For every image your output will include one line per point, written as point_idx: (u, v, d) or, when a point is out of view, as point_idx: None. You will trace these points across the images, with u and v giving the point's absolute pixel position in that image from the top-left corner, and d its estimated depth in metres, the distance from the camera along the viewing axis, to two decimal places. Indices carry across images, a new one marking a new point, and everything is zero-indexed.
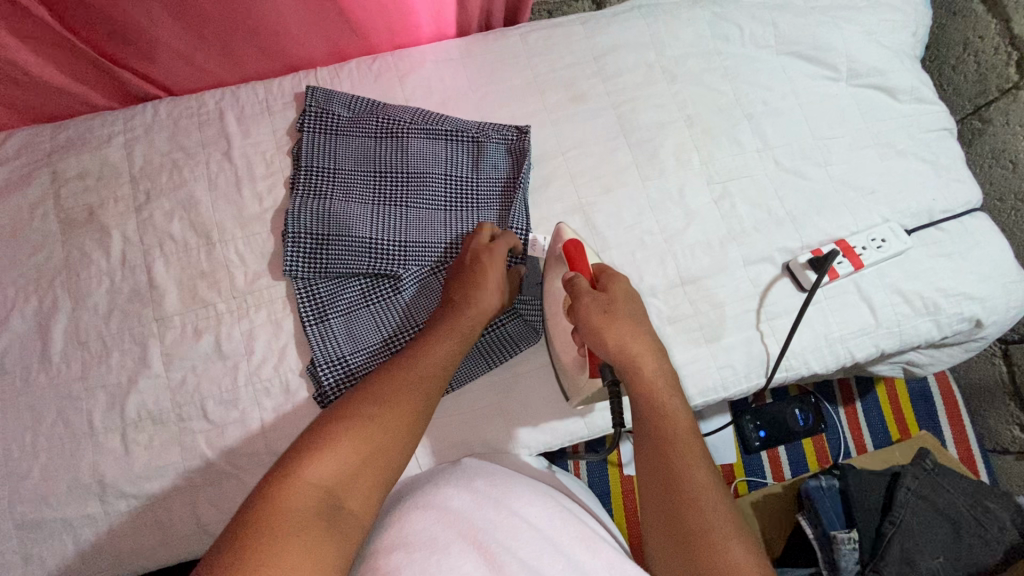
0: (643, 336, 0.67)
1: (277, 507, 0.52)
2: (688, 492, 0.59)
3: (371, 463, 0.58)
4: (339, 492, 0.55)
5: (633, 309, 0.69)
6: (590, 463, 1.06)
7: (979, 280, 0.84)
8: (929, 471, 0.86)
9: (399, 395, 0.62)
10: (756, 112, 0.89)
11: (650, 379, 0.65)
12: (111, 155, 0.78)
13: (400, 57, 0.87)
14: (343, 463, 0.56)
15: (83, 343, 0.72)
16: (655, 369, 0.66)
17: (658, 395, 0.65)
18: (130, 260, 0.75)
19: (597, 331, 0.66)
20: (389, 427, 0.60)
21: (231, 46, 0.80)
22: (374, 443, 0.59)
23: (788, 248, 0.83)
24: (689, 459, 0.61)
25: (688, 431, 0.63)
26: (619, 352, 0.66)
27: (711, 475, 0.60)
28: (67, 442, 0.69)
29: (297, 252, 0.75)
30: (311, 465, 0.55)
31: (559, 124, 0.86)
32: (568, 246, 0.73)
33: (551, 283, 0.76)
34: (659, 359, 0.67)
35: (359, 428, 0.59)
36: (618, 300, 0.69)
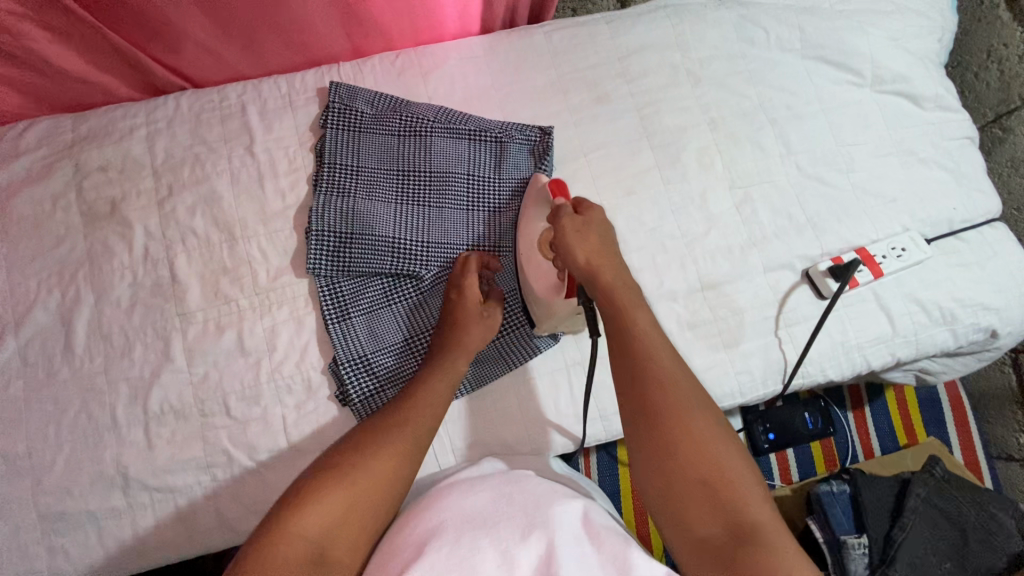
0: (613, 258, 0.65)
1: (270, 562, 0.53)
2: (653, 378, 0.59)
3: (361, 511, 0.59)
4: (326, 542, 0.56)
5: (606, 236, 0.66)
6: (601, 462, 1.07)
7: (996, 291, 0.84)
8: (940, 478, 0.87)
9: (392, 438, 0.63)
10: (780, 117, 0.88)
11: (638, 330, 0.62)
12: (133, 148, 0.78)
13: (424, 53, 0.87)
14: (332, 514, 0.57)
15: (105, 337, 0.73)
16: (617, 280, 0.64)
17: (648, 349, 0.61)
18: (152, 254, 0.75)
19: (568, 246, 0.64)
20: (380, 474, 0.60)
21: (255, 39, 0.79)
22: (366, 490, 0.59)
23: (809, 255, 0.83)
24: (650, 348, 0.61)
25: (650, 325, 0.63)
26: (585, 267, 0.64)
27: (675, 362, 0.61)
28: (90, 434, 0.70)
29: (321, 249, 0.75)
30: (301, 517, 0.56)
31: (581, 125, 0.86)
32: (551, 185, 0.71)
33: (532, 220, 0.73)
34: (644, 309, 0.63)
35: (352, 477, 0.59)
36: (589, 226, 0.65)
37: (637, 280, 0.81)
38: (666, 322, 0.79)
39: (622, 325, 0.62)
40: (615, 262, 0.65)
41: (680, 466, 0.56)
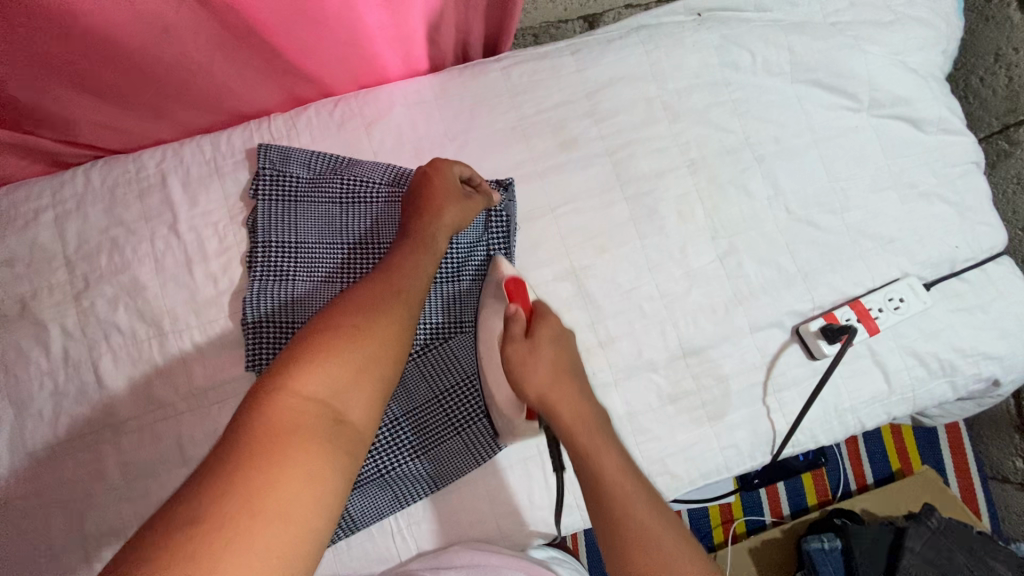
0: (569, 386, 0.61)
1: (274, 432, 0.44)
2: (563, 414, 0.59)
3: (371, 375, 0.50)
4: (341, 407, 0.48)
5: (560, 355, 0.63)
6: (589, 538, 0.98)
7: (1000, 337, 0.78)
8: (935, 530, 0.84)
9: (391, 301, 0.55)
10: (767, 153, 0.80)
11: (611, 480, 0.55)
12: (41, 236, 0.69)
13: (366, 100, 0.77)
14: (341, 378, 0.49)
15: (31, 455, 0.66)
16: (576, 413, 0.59)
17: (623, 500, 0.54)
18: (74, 358, 0.67)
19: (517, 377, 0.61)
20: (386, 335, 0.53)
21: (156, 103, 0.69)
22: (375, 353, 0.51)
23: (799, 311, 0.77)
24: (556, 386, 0.60)
25: (557, 356, 0.62)
26: (539, 401, 0.60)
27: (578, 394, 0.61)
28: (23, 563, 0.64)
29: (261, 344, 0.68)
30: (301, 379, 0.47)
31: (547, 177, 0.77)
32: (507, 283, 0.66)
33: (486, 318, 0.68)
34: (615, 451, 0.57)
35: (353, 341, 0.51)
36: (539, 343, 0.62)
37: (613, 350, 0.74)
38: (646, 396, 0.74)
39: (594, 478, 0.56)
40: (574, 385, 0.61)
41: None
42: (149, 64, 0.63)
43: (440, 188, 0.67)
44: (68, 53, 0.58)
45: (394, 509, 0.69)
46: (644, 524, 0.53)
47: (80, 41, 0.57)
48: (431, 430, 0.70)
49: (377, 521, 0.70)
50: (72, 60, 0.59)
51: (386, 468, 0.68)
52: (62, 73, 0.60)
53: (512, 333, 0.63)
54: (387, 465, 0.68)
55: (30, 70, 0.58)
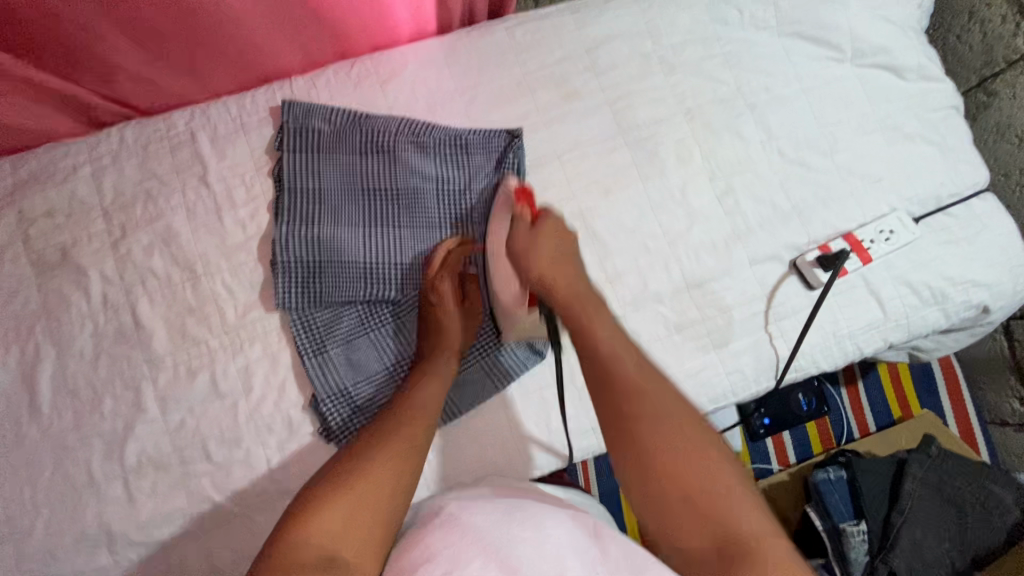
0: (569, 270, 0.68)
1: (279, 571, 0.50)
2: (564, 296, 0.66)
3: (365, 515, 0.55)
4: (335, 544, 0.53)
5: (563, 247, 0.69)
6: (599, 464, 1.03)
7: (986, 266, 0.82)
8: (935, 457, 0.87)
9: (390, 438, 0.60)
10: (758, 102, 0.85)
11: (608, 351, 0.60)
12: (80, 188, 0.74)
13: (380, 60, 0.82)
14: (338, 519, 0.54)
15: (72, 392, 0.69)
16: (573, 288, 0.66)
17: (620, 365, 0.59)
18: (112, 301, 0.71)
19: (523, 262, 0.68)
20: (383, 479, 0.57)
21: (191, 58, 0.74)
22: (367, 494, 0.56)
23: (795, 245, 0.81)
24: (560, 272, 0.67)
25: (562, 254, 0.68)
26: (540, 284, 0.67)
27: (581, 283, 0.67)
28: (68, 494, 0.67)
29: (290, 283, 0.72)
30: (304, 527, 0.53)
31: (553, 126, 0.82)
32: (516, 192, 0.72)
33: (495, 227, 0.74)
34: (608, 322, 0.64)
35: (352, 485, 0.56)
36: (541, 237, 0.69)
37: (621, 284, 0.78)
38: (653, 326, 0.78)
39: (592, 346, 0.61)
40: (573, 269, 0.68)
41: (664, 496, 0.52)
42: (196, 16, 0.69)
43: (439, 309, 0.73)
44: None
45: None
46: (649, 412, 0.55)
47: None
48: None
49: None
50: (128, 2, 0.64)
51: None
52: (117, 21, 0.66)
53: (517, 229, 0.70)
54: None
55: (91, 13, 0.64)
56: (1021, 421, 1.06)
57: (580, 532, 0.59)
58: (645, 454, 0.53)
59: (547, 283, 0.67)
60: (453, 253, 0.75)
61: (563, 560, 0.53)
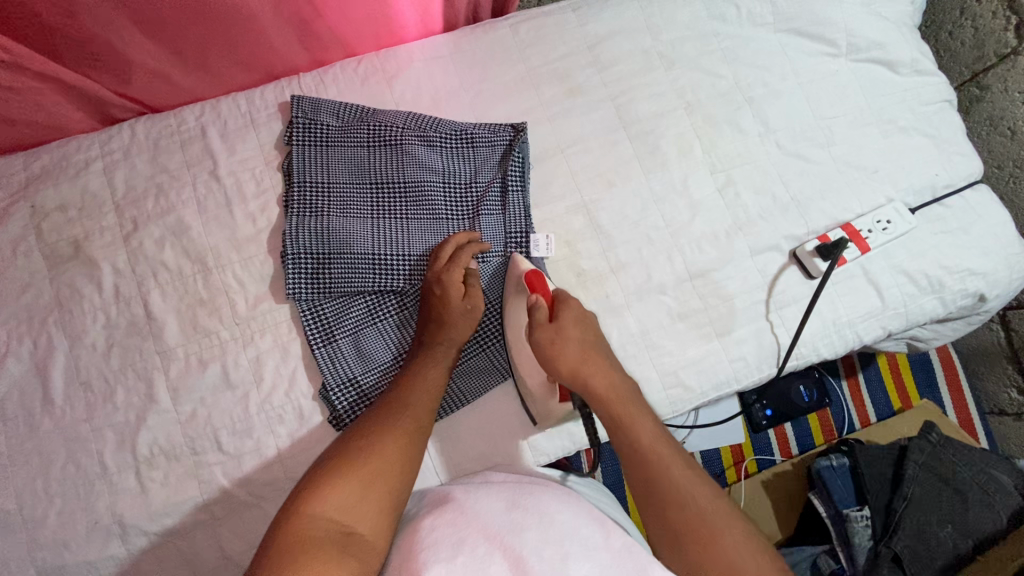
0: (597, 362, 0.65)
1: (295, 539, 0.51)
2: (601, 392, 0.64)
3: (375, 486, 0.57)
4: (351, 519, 0.55)
5: (585, 335, 0.67)
6: (603, 454, 1.04)
7: (981, 254, 0.84)
8: (935, 444, 0.88)
9: (398, 420, 0.63)
10: (756, 96, 0.87)
11: (647, 445, 0.60)
12: (92, 183, 0.75)
13: (386, 57, 0.84)
14: (352, 494, 0.56)
15: (85, 383, 0.70)
16: (611, 386, 0.64)
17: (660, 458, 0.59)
18: (125, 293, 0.72)
19: (549, 356, 0.66)
20: (394, 458, 0.60)
21: (204, 55, 0.76)
22: (377, 470, 0.58)
23: (795, 235, 0.82)
24: (592, 368, 0.65)
25: (590, 347, 0.66)
26: (570, 378, 0.65)
27: (613, 378, 0.65)
28: (80, 485, 0.68)
29: (300, 274, 0.73)
30: (318, 500, 0.55)
31: (556, 121, 0.83)
32: (529, 276, 0.70)
33: (513, 314, 0.73)
34: (649, 420, 0.62)
35: (364, 460, 0.59)
36: (564, 326, 0.66)
37: (624, 275, 0.80)
38: (657, 315, 0.79)
39: (631, 441, 0.61)
40: (603, 360, 0.66)
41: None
42: (211, 15, 0.70)
43: (442, 305, 0.72)
44: None
45: None
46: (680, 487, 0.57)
47: None
48: None
49: None
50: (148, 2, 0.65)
51: None
52: (135, 20, 0.67)
53: (536, 320, 0.67)
54: None
55: (111, 11, 0.65)
56: (1018, 410, 1.08)
57: (580, 516, 0.60)
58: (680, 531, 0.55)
59: (580, 381, 0.65)
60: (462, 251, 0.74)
61: (566, 550, 0.54)
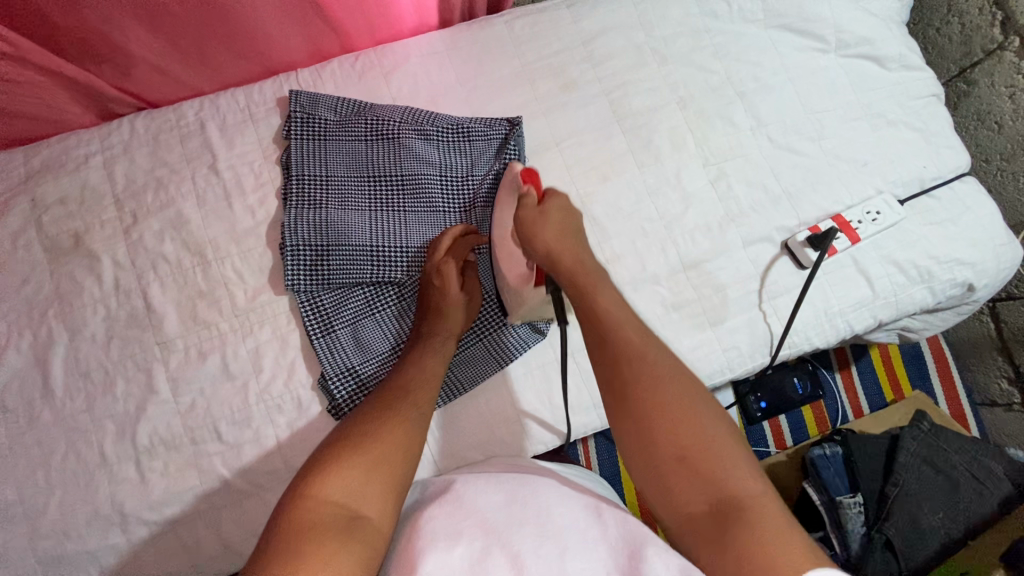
0: (575, 243, 0.66)
1: (300, 525, 0.50)
2: (568, 264, 0.64)
3: (379, 473, 0.55)
4: (355, 503, 0.53)
5: (568, 221, 0.67)
6: (599, 445, 1.05)
7: (969, 244, 0.85)
8: (928, 432, 0.89)
9: (401, 407, 0.61)
10: (748, 90, 0.88)
11: (609, 317, 0.60)
12: (92, 177, 0.76)
13: (383, 53, 0.85)
14: (356, 477, 0.54)
15: (85, 374, 0.71)
16: (579, 261, 0.64)
17: (621, 326, 0.59)
18: (124, 286, 0.73)
19: (532, 235, 0.65)
20: (399, 442, 0.58)
21: (204, 51, 0.77)
22: (381, 457, 0.56)
23: (787, 226, 0.84)
24: (567, 245, 0.65)
25: (569, 229, 0.67)
26: (546, 258, 0.65)
27: (581, 250, 0.66)
28: (80, 475, 0.68)
29: (299, 265, 0.74)
30: (321, 485, 0.53)
31: (551, 115, 0.84)
32: (523, 174, 0.69)
33: (501, 214, 0.73)
34: (612, 290, 0.63)
35: (367, 442, 0.57)
36: (549, 211, 0.67)
37: (619, 266, 0.81)
38: (652, 305, 0.80)
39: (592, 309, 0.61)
40: (578, 243, 0.66)
41: (661, 466, 0.52)
42: (210, 10, 0.71)
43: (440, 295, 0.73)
44: None
45: None
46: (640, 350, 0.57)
47: None
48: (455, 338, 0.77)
49: None
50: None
51: None
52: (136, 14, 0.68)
53: (523, 206, 0.67)
54: None
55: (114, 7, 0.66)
56: (1009, 401, 1.10)
57: (578, 510, 0.60)
58: (648, 423, 0.54)
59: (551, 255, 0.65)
60: (461, 242, 0.76)
61: (564, 544, 0.55)
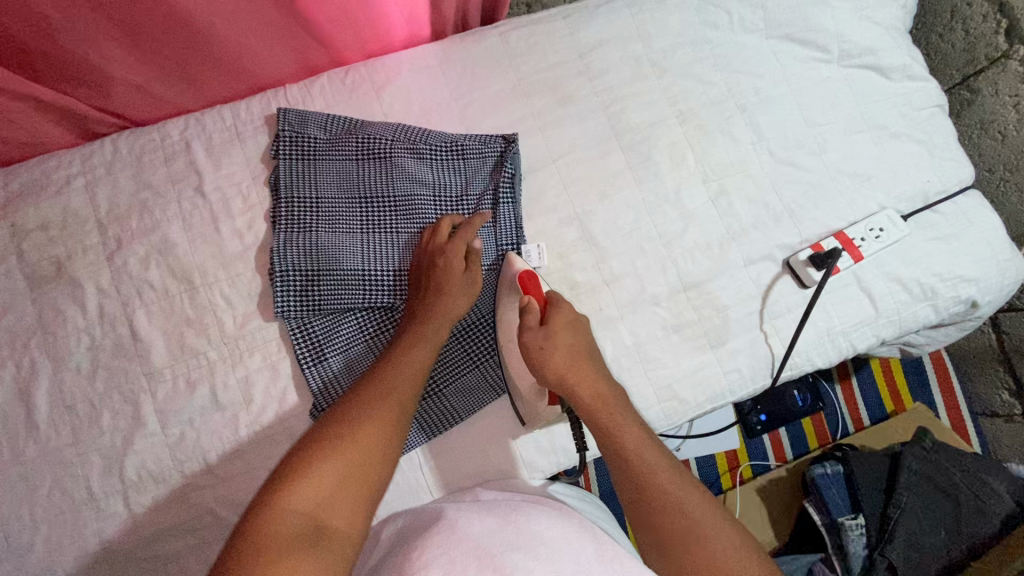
0: (588, 370, 0.64)
1: (268, 536, 0.50)
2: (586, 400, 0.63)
3: (353, 480, 0.55)
4: (326, 513, 0.53)
5: (577, 340, 0.66)
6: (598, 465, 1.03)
7: (973, 261, 0.84)
8: (929, 450, 0.89)
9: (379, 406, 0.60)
10: (749, 103, 0.86)
11: (632, 448, 0.60)
12: (73, 201, 0.73)
13: (374, 67, 0.82)
14: (330, 486, 0.54)
15: (69, 407, 0.69)
16: (595, 394, 0.63)
17: (646, 469, 0.59)
18: (109, 314, 0.71)
19: (541, 362, 0.64)
20: (375, 446, 0.58)
21: (186, 69, 0.74)
22: (356, 462, 0.56)
23: (788, 244, 0.82)
24: (584, 376, 0.63)
25: (583, 354, 0.65)
26: (560, 387, 0.64)
27: (600, 378, 0.64)
28: (67, 510, 0.67)
29: (288, 292, 0.72)
30: (291, 493, 0.53)
31: (548, 131, 0.82)
32: (522, 278, 0.69)
33: (505, 314, 0.71)
34: (636, 428, 0.61)
35: (345, 447, 0.56)
36: (555, 331, 0.65)
37: (618, 287, 0.79)
38: (651, 327, 0.78)
39: (616, 451, 0.60)
40: (594, 369, 0.64)
41: None
42: (191, 29, 0.68)
43: (450, 273, 0.70)
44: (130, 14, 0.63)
45: (418, 441, 0.73)
46: (668, 492, 0.57)
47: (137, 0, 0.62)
48: (449, 364, 0.75)
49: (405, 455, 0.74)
50: (127, 20, 0.64)
51: None
52: (114, 36, 0.65)
53: (527, 325, 0.65)
54: None
55: (94, 33, 0.64)
56: (1010, 412, 1.08)
57: (573, 533, 0.60)
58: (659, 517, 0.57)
59: (567, 387, 0.63)
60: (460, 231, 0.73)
61: (557, 567, 0.54)
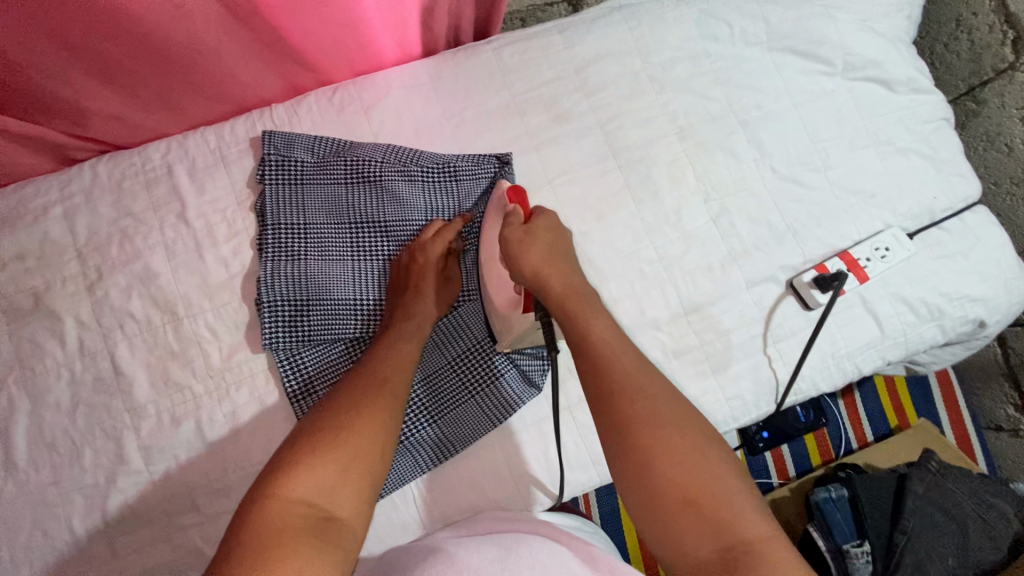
0: (564, 268, 0.61)
1: (266, 530, 0.47)
2: (558, 290, 0.59)
3: (354, 468, 0.52)
4: (329, 502, 0.50)
5: (558, 243, 0.63)
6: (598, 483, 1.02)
7: (981, 280, 0.82)
8: (934, 472, 0.87)
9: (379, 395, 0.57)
10: (751, 119, 0.83)
11: (598, 341, 0.55)
12: (52, 229, 0.70)
13: (363, 85, 0.79)
14: (331, 474, 0.51)
15: (49, 445, 0.66)
16: (569, 287, 0.59)
17: (614, 351, 0.54)
18: (90, 348, 0.68)
19: (515, 257, 0.61)
20: (376, 433, 0.54)
21: (164, 93, 0.71)
22: (357, 448, 0.53)
23: (791, 265, 0.80)
24: (557, 267, 0.60)
25: (561, 253, 0.62)
26: (533, 280, 0.60)
27: (571, 273, 0.61)
28: (49, 553, 0.65)
29: (276, 323, 0.69)
30: (292, 481, 0.50)
31: (544, 150, 0.80)
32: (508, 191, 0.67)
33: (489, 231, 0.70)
34: (606, 317, 0.57)
35: (345, 432, 0.53)
36: (537, 231, 0.62)
37: (617, 312, 0.77)
38: (652, 352, 0.76)
39: (581, 333, 0.56)
40: (569, 266, 0.61)
41: (658, 497, 0.47)
42: (163, 54, 0.65)
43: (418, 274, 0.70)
44: (91, 41, 0.60)
45: (414, 475, 0.71)
46: (642, 372, 0.53)
47: (96, 25, 0.59)
48: (444, 394, 0.73)
49: (398, 490, 0.72)
50: (91, 46, 0.61)
51: (406, 435, 0.71)
52: (82, 62, 0.63)
53: (510, 225, 0.64)
54: (407, 431, 0.71)
55: (59, 62, 0.61)
56: (1014, 426, 1.07)
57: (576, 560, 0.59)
58: (635, 431, 0.49)
59: (536, 276, 0.60)
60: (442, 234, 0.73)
61: None
